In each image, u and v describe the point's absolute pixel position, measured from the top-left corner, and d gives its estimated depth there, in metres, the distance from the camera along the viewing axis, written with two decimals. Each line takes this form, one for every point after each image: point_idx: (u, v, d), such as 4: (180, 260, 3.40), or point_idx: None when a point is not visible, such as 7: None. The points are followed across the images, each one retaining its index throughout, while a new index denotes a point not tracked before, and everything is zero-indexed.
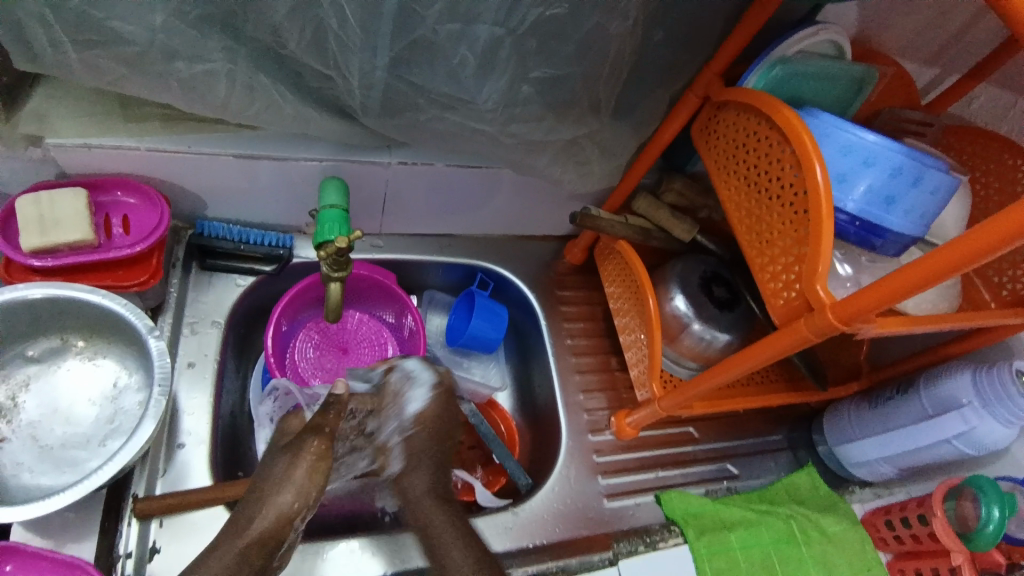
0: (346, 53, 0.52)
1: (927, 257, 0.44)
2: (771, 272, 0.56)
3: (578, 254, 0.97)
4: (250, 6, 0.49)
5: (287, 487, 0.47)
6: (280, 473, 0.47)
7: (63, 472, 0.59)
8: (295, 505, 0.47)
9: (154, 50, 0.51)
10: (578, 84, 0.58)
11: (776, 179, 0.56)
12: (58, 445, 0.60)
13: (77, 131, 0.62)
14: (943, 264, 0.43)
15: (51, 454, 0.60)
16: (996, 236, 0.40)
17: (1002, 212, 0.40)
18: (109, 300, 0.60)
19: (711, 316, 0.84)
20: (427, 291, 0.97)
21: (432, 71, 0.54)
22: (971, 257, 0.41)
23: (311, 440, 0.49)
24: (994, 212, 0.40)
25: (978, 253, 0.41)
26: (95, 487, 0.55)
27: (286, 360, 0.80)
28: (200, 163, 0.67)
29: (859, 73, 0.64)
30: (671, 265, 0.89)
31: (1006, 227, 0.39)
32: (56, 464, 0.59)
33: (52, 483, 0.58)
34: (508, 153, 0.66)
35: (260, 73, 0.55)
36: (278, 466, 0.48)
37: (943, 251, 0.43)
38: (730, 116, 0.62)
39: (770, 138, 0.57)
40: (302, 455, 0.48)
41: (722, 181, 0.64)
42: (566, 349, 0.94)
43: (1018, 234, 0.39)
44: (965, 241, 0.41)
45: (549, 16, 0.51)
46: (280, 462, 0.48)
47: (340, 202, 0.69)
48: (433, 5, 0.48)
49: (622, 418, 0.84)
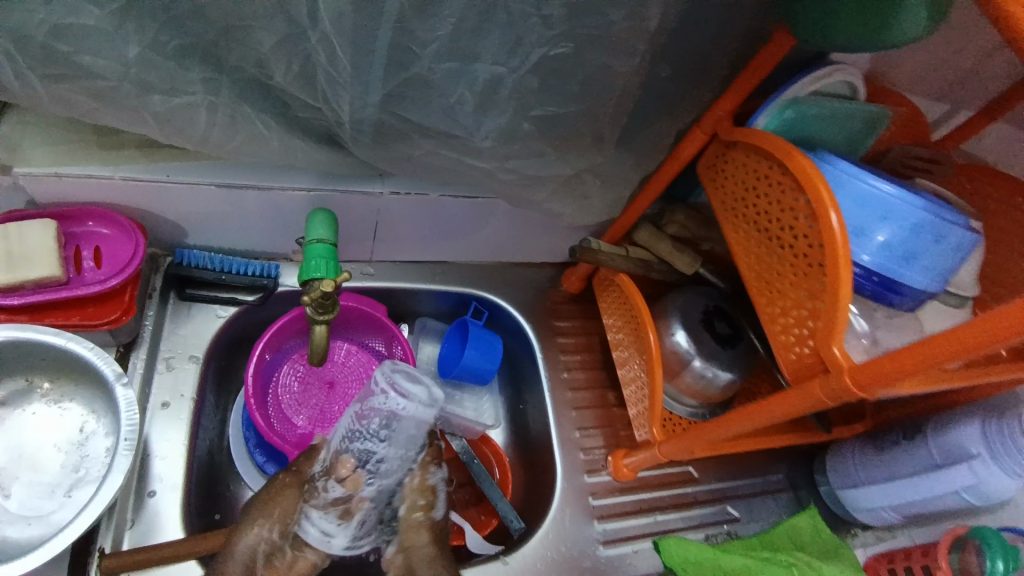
0: (335, 89, 0.48)
1: (955, 328, 0.41)
2: (783, 324, 0.54)
3: (576, 283, 0.95)
4: (234, 36, 0.46)
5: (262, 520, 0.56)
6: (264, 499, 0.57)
7: (29, 524, 0.55)
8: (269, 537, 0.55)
9: (126, 84, 0.47)
10: (581, 121, 0.55)
11: (789, 228, 0.53)
12: (23, 494, 0.56)
13: (48, 158, 0.58)
14: (972, 339, 0.39)
15: (15, 505, 0.55)
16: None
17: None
18: (75, 342, 0.56)
19: (713, 353, 0.82)
20: (420, 318, 0.94)
21: (426, 108, 0.50)
22: (1003, 335, 0.38)
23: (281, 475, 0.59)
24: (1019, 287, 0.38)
25: (1011, 332, 0.38)
26: (67, 544, 0.51)
27: (269, 397, 0.77)
28: (181, 193, 0.64)
29: (872, 113, 0.62)
30: (672, 297, 0.86)
31: None
32: (22, 516, 0.55)
33: (19, 537, 0.54)
34: (506, 189, 0.63)
35: (243, 103, 0.52)
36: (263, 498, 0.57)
37: (973, 325, 0.39)
38: (740, 156, 0.59)
39: (782, 184, 0.54)
40: (275, 493, 0.57)
41: (731, 223, 0.61)
42: (562, 383, 0.90)
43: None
44: (997, 318, 0.38)
45: (553, 55, 0.47)
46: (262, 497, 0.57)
47: (328, 235, 0.64)
48: (429, 43, 0.45)
49: (619, 458, 0.81)
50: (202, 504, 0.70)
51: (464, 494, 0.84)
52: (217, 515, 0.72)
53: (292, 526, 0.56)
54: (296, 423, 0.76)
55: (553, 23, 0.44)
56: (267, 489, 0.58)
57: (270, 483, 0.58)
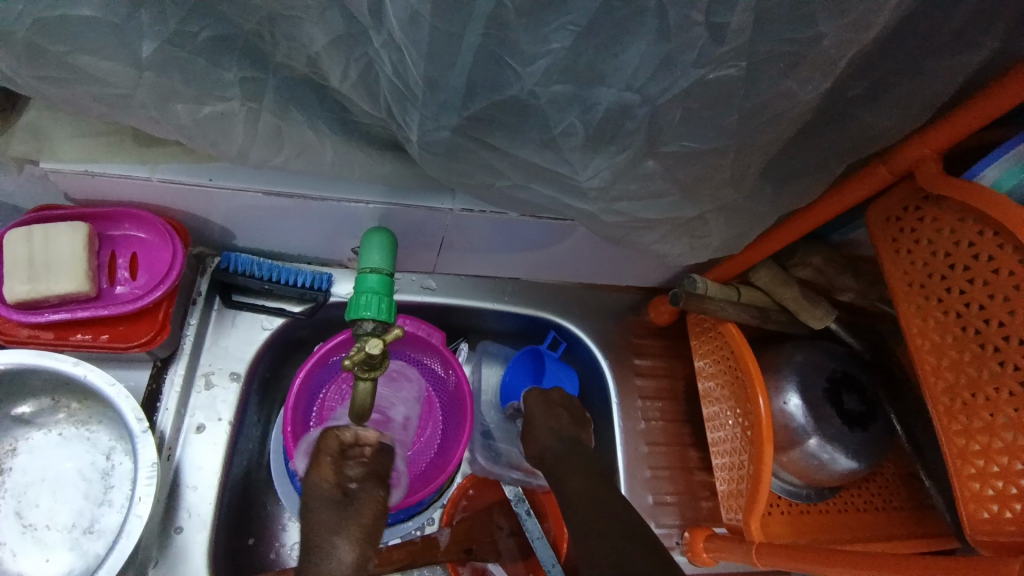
0: (403, 107, 0.36)
1: None
2: (983, 469, 0.42)
3: (667, 317, 0.80)
4: (278, 28, 0.34)
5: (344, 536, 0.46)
6: (343, 514, 0.47)
7: (44, 562, 0.50)
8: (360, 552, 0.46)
9: (144, 89, 0.37)
10: (726, 159, 0.41)
11: (1021, 342, 0.40)
12: (42, 526, 0.51)
13: (77, 153, 0.50)
14: None
15: (34, 537, 0.51)
16: None
17: None
18: (96, 376, 0.51)
19: (835, 434, 0.66)
20: (482, 342, 0.82)
21: (519, 137, 0.37)
22: None
23: (374, 490, 0.49)
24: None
25: None
26: None
27: (312, 417, 0.69)
28: (226, 197, 0.55)
29: None
30: (788, 353, 0.70)
31: None
32: (36, 551, 0.50)
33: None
34: (606, 230, 0.50)
35: (291, 109, 0.41)
36: (351, 506, 0.48)
37: None
38: (946, 222, 0.44)
39: (1021, 279, 0.39)
40: (360, 505, 0.48)
41: (912, 304, 0.46)
42: (638, 434, 0.77)
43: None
44: None
45: (715, 79, 0.32)
46: (339, 507, 0.47)
47: (384, 264, 0.55)
48: (536, 60, 0.31)
49: (699, 538, 0.69)
50: (231, 535, 0.65)
51: (510, 545, 0.75)
52: (248, 539, 0.67)
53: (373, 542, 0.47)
54: None
55: (724, 37, 0.30)
56: (352, 500, 0.48)
57: (355, 497, 0.48)
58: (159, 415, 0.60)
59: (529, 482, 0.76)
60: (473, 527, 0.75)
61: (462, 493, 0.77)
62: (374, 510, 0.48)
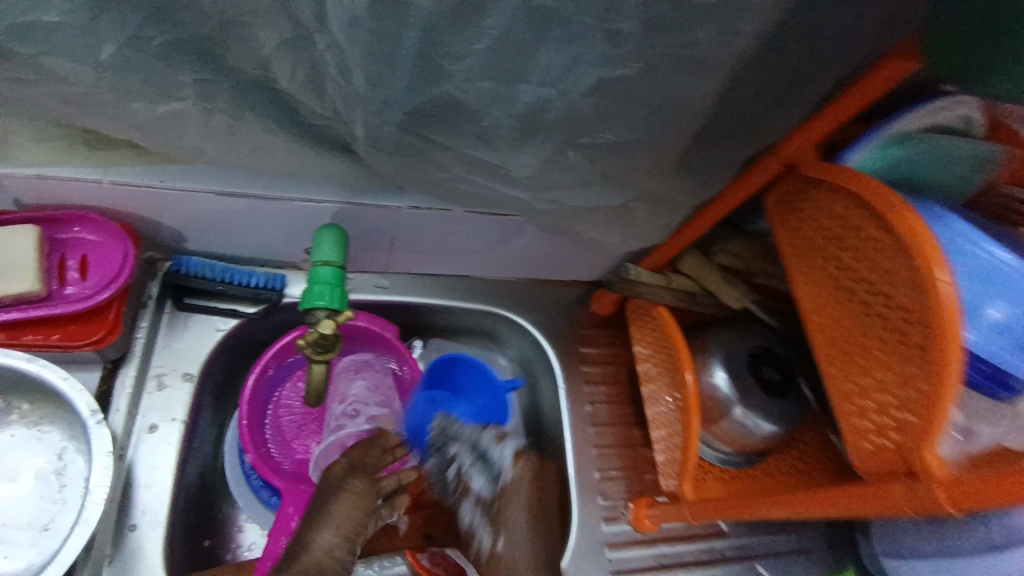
0: (348, 104, 0.41)
1: None
2: (860, 406, 0.47)
3: (608, 306, 0.86)
4: (230, 34, 0.38)
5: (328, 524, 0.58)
6: (329, 505, 0.59)
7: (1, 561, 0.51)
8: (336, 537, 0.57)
9: (103, 88, 0.40)
10: (638, 150, 0.47)
11: (881, 294, 0.45)
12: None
13: (28, 157, 0.52)
14: None
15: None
16: None
17: None
18: (48, 370, 0.52)
19: (757, 402, 0.73)
20: (435, 339, 0.87)
21: (456, 130, 0.42)
22: None
23: (356, 481, 0.62)
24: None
25: None
26: None
27: (267, 416, 0.71)
28: (178, 199, 0.57)
29: (982, 152, 0.49)
30: (714, 335, 0.77)
31: None
32: None
33: None
34: (541, 218, 0.56)
35: (244, 110, 0.45)
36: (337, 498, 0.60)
37: None
38: (822, 198, 0.50)
39: (876, 240, 0.45)
40: (345, 492, 0.61)
41: (805, 273, 0.53)
42: (585, 417, 0.83)
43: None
44: None
45: (617, 77, 0.38)
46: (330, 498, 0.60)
47: (336, 258, 0.57)
48: (464, 60, 0.36)
49: (642, 508, 0.75)
50: (186, 534, 0.65)
51: None
52: (204, 540, 0.67)
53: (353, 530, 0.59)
54: (296, 448, 0.71)
55: (620, 41, 0.36)
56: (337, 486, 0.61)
57: (342, 484, 0.61)
58: (109, 415, 0.61)
59: None
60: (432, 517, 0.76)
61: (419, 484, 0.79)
62: (354, 499, 0.60)
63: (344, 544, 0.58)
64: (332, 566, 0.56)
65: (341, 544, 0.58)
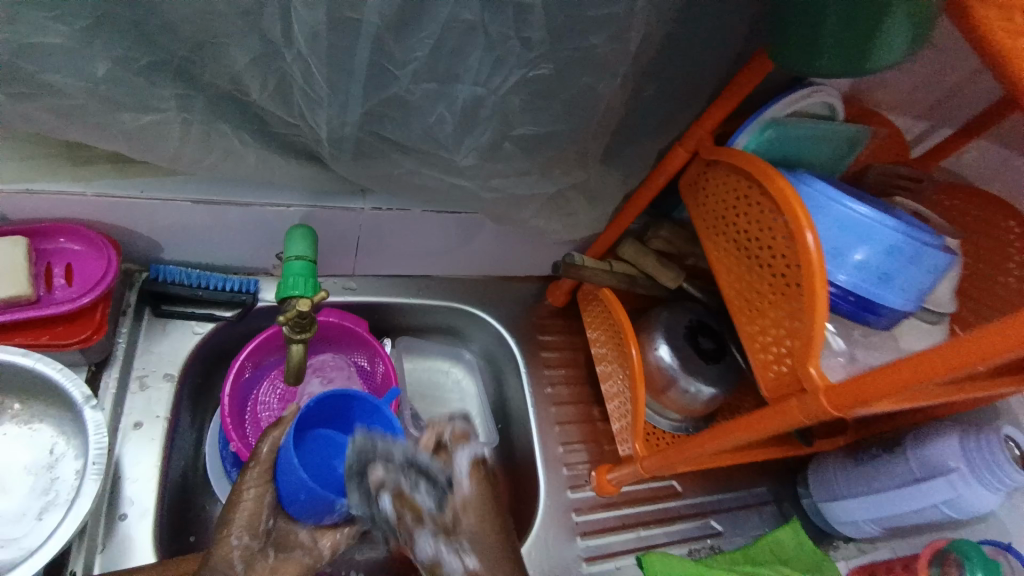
0: (312, 107, 0.48)
1: (924, 355, 0.42)
2: (762, 343, 0.55)
3: (562, 297, 0.93)
4: (207, 53, 0.45)
5: (234, 518, 0.52)
6: (231, 500, 0.53)
7: None
8: (243, 538, 0.51)
9: (95, 101, 0.46)
10: (564, 140, 0.55)
11: (768, 248, 0.54)
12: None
13: (14, 174, 0.56)
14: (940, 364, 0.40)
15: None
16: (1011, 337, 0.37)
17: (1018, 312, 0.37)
18: (43, 364, 0.56)
19: (697, 368, 0.81)
20: (404, 337, 0.91)
21: (407, 127, 0.50)
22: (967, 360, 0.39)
23: (248, 471, 0.54)
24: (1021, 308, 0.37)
25: (979, 356, 0.39)
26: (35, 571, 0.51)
27: (247, 413, 0.74)
28: (155, 209, 0.62)
29: (850, 132, 0.63)
30: (657, 312, 0.85)
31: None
32: None
33: None
34: (488, 207, 0.63)
35: (219, 120, 0.51)
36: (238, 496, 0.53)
37: (946, 349, 0.40)
38: (721, 174, 0.60)
39: (762, 205, 0.54)
40: (243, 489, 0.53)
41: (713, 241, 0.62)
42: (546, 398, 0.89)
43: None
44: (960, 346, 0.40)
45: (534, 76, 0.47)
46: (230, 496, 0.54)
47: (308, 253, 0.64)
48: (408, 64, 0.44)
49: (603, 473, 0.81)
50: (176, 528, 0.68)
51: None
52: (189, 537, 0.69)
53: (262, 521, 0.52)
54: None
55: (533, 45, 0.44)
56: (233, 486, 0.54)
57: (237, 485, 0.54)
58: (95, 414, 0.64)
59: None
60: None
61: None
62: (254, 492, 0.53)
63: (246, 529, 0.52)
64: (233, 556, 0.50)
65: (243, 529, 0.52)
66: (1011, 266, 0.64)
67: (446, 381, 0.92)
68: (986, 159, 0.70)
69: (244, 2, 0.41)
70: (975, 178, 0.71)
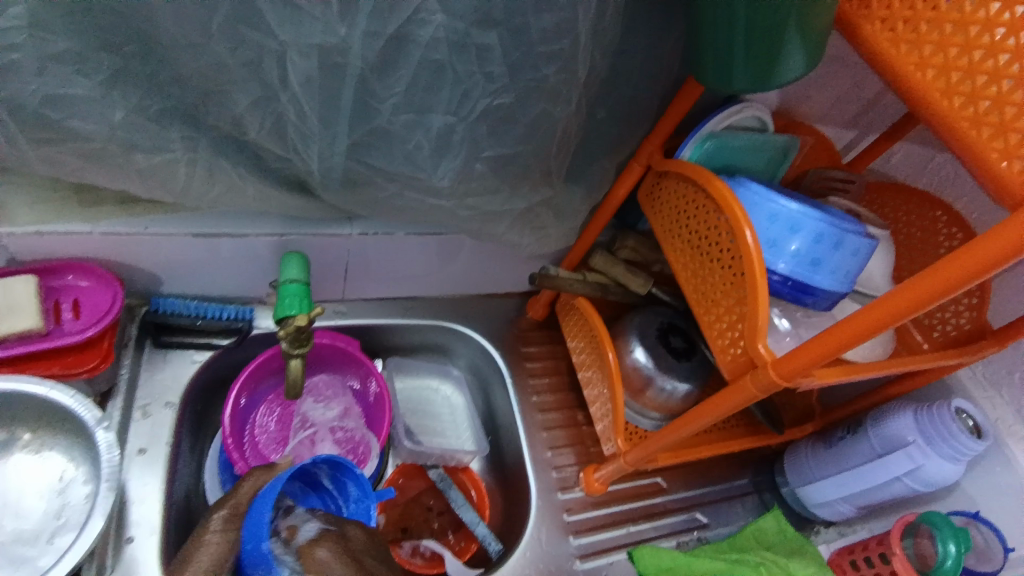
0: (305, 141, 0.54)
1: (864, 311, 0.49)
2: (718, 330, 0.61)
3: (541, 310, 0.98)
4: (212, 101, 0.51)
5: (195, 561, 0.54)
6: (195, 543, 0.56)
7: (13, 571, 0.58)
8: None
9: (112, 144, 0.52)
10: (529, 160, 0.61)
11: (714, 244, 0.61)
12: (8, 541, 0.59)
13: (30, 217, 0.62)
14: (886, 314, 0.48)
15: (0, 552, 0.59)
16: (938, 287, 0.45)
17: (938, 263, 0.45)
18: (57, 391, 0.60)
19: (670, 366, 0.86)
20: (392, 357, 0.96)
21: (390, 154, 0.56)
22: (906, 310, 0.47)
23: (216, 511, 0.58)
24: (926, 268, 0.46)
25: (914, 306, 0.47)
26: None
27: (246, 436, 0.77)
28: (157, 243, 0.67)
29: (781, 142, 0.72)
30: (630, 317, 0.90)
31: (949, 275, 0.44)
32: (5, 564, 0.58)
33: None
34: (465, 224, 0.69)
35: (220, 157, 0.57)
36: (202, 543, 0.55)
37: (885, 304, 0.48)
38: (672, 184, 0.67)
39: (706, 206, 0.62)
40: (210, 529, 0.56)
41: (668, 243, 0.68)
42: (532, 406, 0.93)
43: (991, 263, 0.43)
44: (897, 298, 0.47)
45: (497, 105, 0.54)
46: (191, 542, 0.56)
47: (301, 276, 0.70)
48: (387, 100, 0.51)
49: (591, 472, 0.86)
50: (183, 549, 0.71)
51: (442, 523, 0.86)
52: None
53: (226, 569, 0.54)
54: None
55: (494, 78, 0.52)
56: (201, 526, 0.57)
57: (205, 525, 0.57)
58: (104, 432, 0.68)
59: (447, 462, 0.89)
60: (406, 513, 0.85)
61: (393, 483, 0.87)
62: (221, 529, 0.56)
63: (210, 570, 0.54)
64: None
65: (207, 571, 0.54)
66: (942, 249, 0.72)
67: (436, 398, 0.96)
68: (908, 158, 0.78)
69: (246, 54, 0.47)
70: (903, 176, 0.79)
